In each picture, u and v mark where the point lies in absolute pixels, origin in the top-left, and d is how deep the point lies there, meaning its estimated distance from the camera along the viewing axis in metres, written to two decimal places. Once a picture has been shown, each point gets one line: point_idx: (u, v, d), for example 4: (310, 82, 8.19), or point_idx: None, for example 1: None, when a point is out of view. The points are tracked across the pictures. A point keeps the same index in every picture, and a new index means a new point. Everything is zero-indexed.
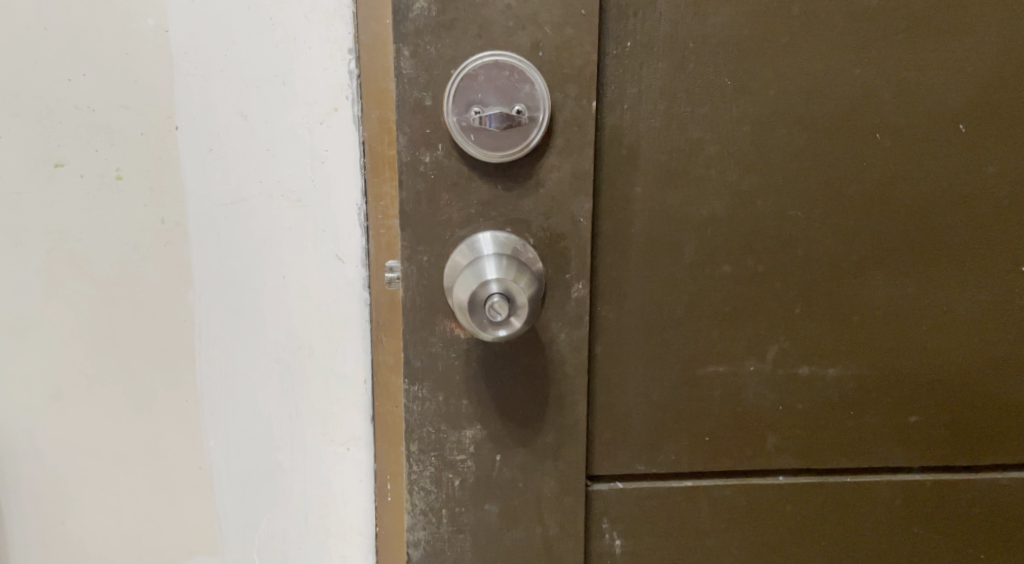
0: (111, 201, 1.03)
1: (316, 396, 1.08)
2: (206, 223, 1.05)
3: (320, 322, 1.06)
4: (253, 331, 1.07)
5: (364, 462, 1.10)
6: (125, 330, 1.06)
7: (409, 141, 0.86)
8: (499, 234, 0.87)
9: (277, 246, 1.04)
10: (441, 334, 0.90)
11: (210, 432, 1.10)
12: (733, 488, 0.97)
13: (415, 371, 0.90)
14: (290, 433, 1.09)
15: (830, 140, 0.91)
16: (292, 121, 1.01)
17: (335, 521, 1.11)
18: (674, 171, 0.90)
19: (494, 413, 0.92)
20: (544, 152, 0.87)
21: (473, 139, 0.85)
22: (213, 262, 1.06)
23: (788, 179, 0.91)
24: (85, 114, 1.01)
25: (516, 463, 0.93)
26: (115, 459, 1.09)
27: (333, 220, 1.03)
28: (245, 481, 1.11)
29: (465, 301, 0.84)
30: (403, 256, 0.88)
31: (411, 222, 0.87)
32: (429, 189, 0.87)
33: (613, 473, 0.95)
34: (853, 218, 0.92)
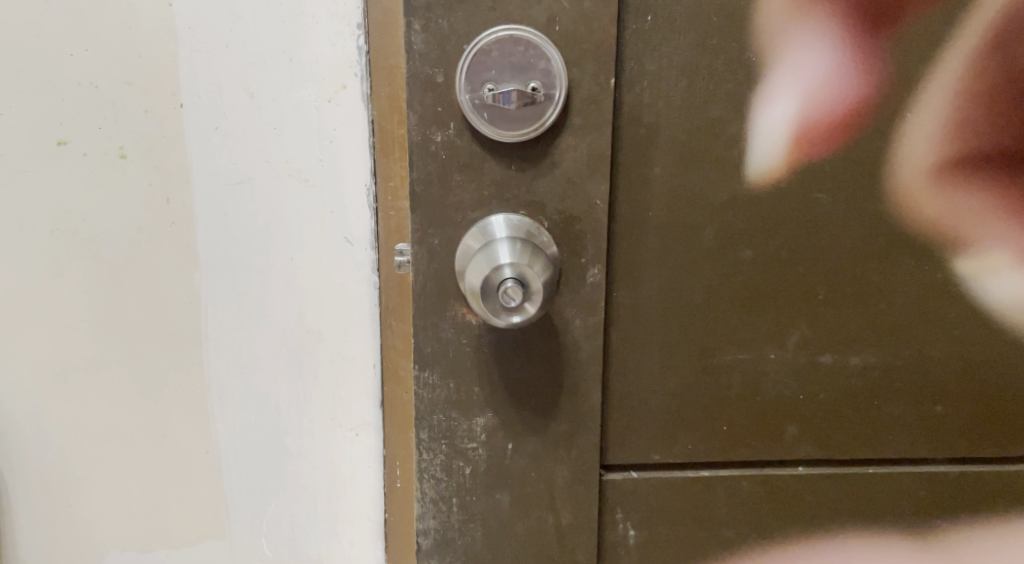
0: (115, 179, 1.00)
1: (324, 380, 1.06)
2: (214, 203, 1.01)
3: (328, 305, 1.03)
4: (260, 315, 1.04)
5: (373, 447, 1.08)
6: (130, 313, 1.04)
7: (421, 120, 0.83)
8: (513, 218, 0.85)
9: (286, 226, 1.01)
10: (452, 319, 0.87)
11: (218, 415, 1.08)
12: (751, 479, 0.94)
13: (425, 357, 0.88)
14: (298, 419, 1.07)
15: (859, 119, 0.87)
16: (300, 99, 0.98)
17: (344, 507, 1.09)
18: (695, 151, 0.87)
19: (506, 400, 0.89)
20: (560, 132, 0.84)
21: (486, 117, 0.82)
22: (220, 243, 1.03)
23: (814, 158, 0.88)
24: (88, 90, 0.98)
25: (529, 451, 0.90)
26: (121, 444, 1.08)
27: (341, 201, 1.00)
28: (252, 466, 1.09)
29: (477, 286, 0.81)
30: (414, 239, 0.85)
31: (422, 204, 0.84)
32: (441, 169, 0.84)
33: (627, 461, 0.93)
34: (880, 199, 0.89)
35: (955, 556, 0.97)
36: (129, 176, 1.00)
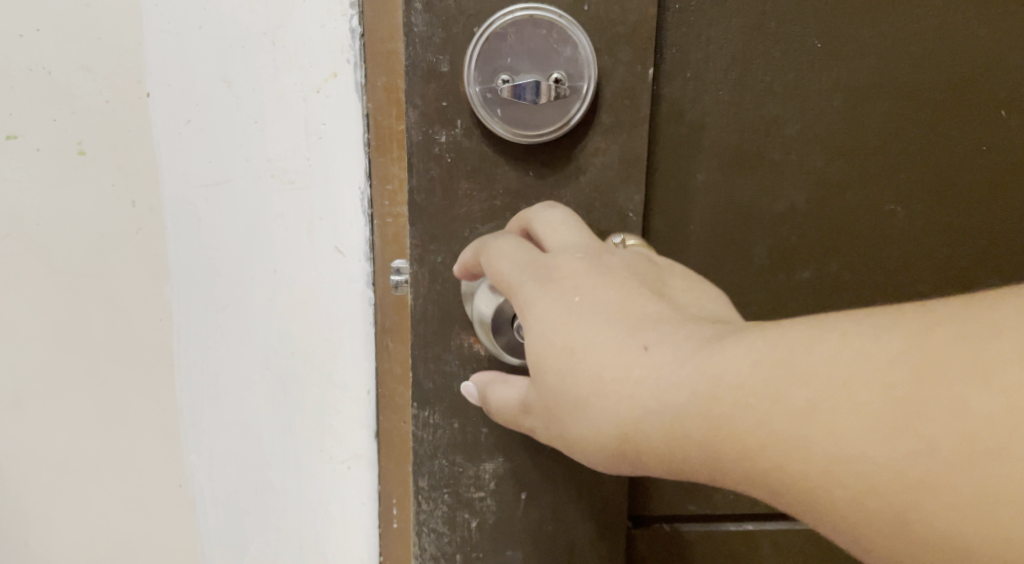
0: (75, 179, 0.86)
1: (311, 413, 0.90)
2: (187, 205, 0.88)
3: (316, 324, 0.88)
4: (240, 335, 0.90)
5: (366, 482, 0.91)
6: (91, 335, 0.90)
7: (421, 116, 0.69)
8: None
9: (267, 232, 0.87)
10: (457, 351, 0.74)
11: (192, 446, 0.94)
12: (800, 535, 0.88)
13: (425, 394, 0.75)
14: (282, 456, 0.92)
15: (942, 115, 0.78)
16: (283, 88, 0.84)
17: (334, 549, 0.93)
18: (745, 155, 0.77)
19: (520, 442, 0.76)
20: (586, 131, 0.70)
21: (500, 115, 0.68)
22: (193, 250, 0.89)
23: (885, 159, 0.78)
24: (41, 77, 0.83)
25: (545, 502, 0.78)
26: (80, 483, 0.94)
27: (332, 206, 0.85)
28: (232, 501, 0.95)
29: (490, 315, 0.71)
30: (413, 256, 0.72)
31: (422, 216, 0.71)
32: (445, 176, 0.70)
33: (663, 514, 0.85)
34: (942, 174, 0.79)
35: None
36: (90, 177, 0.86)
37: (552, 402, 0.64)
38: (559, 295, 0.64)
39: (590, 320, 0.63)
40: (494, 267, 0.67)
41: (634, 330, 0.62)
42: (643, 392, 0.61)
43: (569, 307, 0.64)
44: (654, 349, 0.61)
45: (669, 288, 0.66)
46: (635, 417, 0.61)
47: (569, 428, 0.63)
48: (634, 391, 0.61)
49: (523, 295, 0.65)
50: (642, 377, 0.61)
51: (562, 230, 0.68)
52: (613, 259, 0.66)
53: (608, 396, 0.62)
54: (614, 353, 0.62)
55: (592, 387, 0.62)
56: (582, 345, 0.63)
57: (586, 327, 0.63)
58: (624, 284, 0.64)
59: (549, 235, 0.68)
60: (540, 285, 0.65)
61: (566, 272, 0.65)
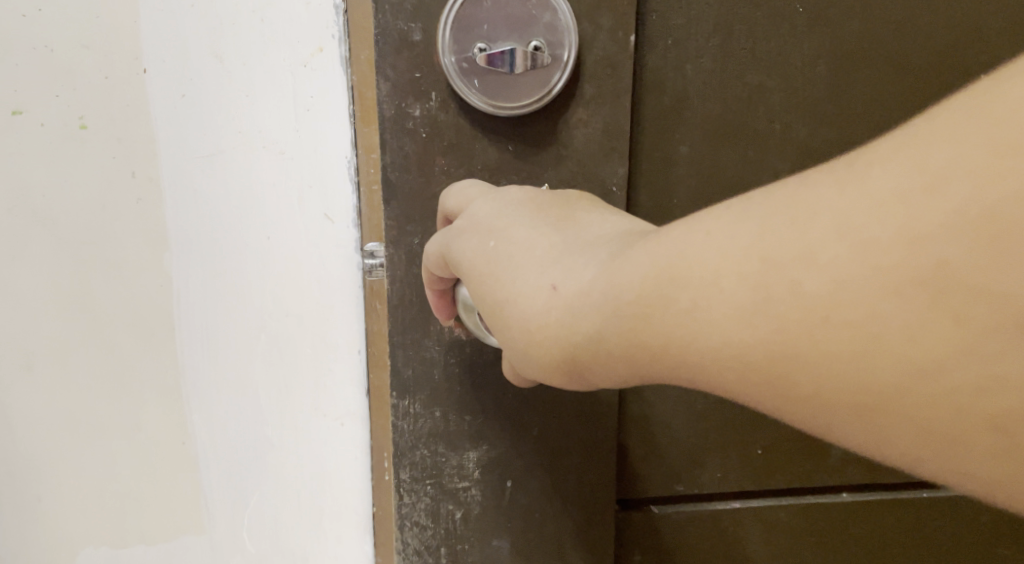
0: (80, 158, 0.73)
1: (308, 400, 0.77)
2: (178, 178, 0.74)
3: (306, 286, 0.76)
4: (228, 291, 0.76)
5: (359, 443, 0.78)
6: (78, 346, 0.76)
7: (394, 90, 0.64)
8: (459, 185, 0.65)
9: (258, 198, 0.74)
10: (437, 336, 0.71)
11: (191, 402, 0.78)
12: (789, 510, 0.86)
13: (405, 383, 0.71)
14: (283, 454, 0.78)
15: (923, 85, 0.78)
16: (271, 65, 0.73)
17: (328, 500, 0.79)
18: (730, 127, 0.76)
19: (504, 428, 0.74)
20: (566, 102, 0.67)
21: (477, 86, 0.64)
22: (190, 222, 0.75)
23: (861, 128, 0.78)
24: (43, 55, 0.72)
25: (532, 488, 0.75)
26: (74, 520, 0.79)
27: (319, 172, 0.74)
28: (227, 463, 0.79)
29: (472, 304, 0.63)
30: (389, 238, 0.67)
31: (398, 195, 0.66)
32: (420, 152, 0.65)
33: (651, 495, 0.83)
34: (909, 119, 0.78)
35: None
36: (91, 158, 0.73)
37: (515, 358, 0.59)
38: (473, 247, 0.60)
39: (509, 267, 0.58)
40: (428, 257, 0.63)
41: (540, 270, 0.57)
42: (568, 331, 0.56)
43: (485, 259, 0.59)
44: (563, 287, 0.56)
45: (577, 217, 0.60)
46: (587, 355, 0.56)
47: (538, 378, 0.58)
48: (565, 326, 0.56)
49: (452, 260, 0.61)
50: (570, 316, 0.56)
51: (472, 192, 0.63)
52: (519, 197, 0.61)
53: (539, 345, 0.57)
54: (530, 300, 0.57)
55: (525, 338, 0.57)
56: (507, 297, 0.58)
57: (506, 274, 0.58)
58: (532, 219, 0.59)
59: (464, 204, 0.63)
60: (457, 241, 0.61)
61: (481, 220, 0.60)
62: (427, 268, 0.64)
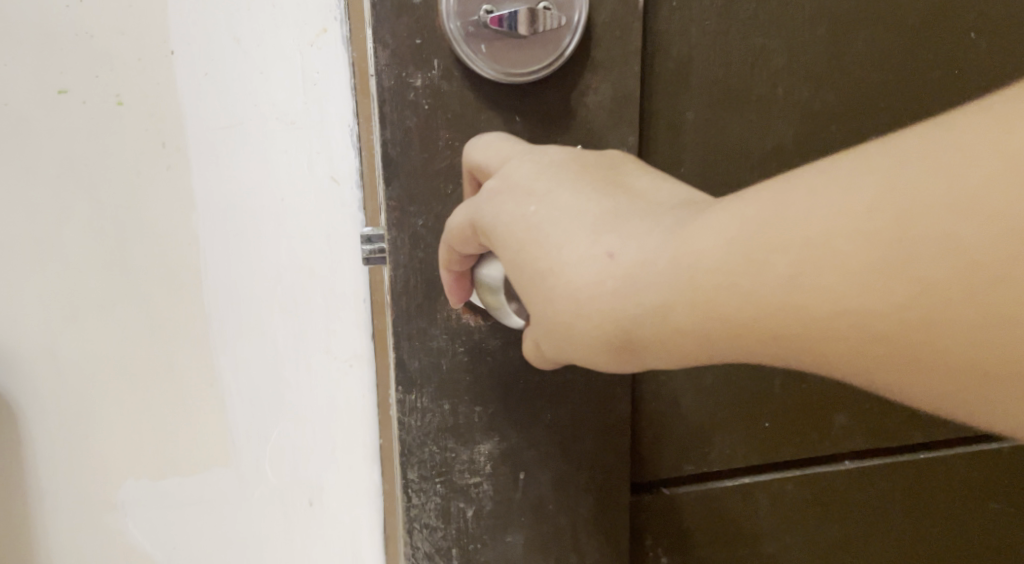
0: (117, 133, 0.77)
1: (321, 340, 0.82)
2: (201, 147, 0.78)
3: (316, 240, 0.80)
4: (247, 242, 0.80)
5: (366, 383, 0.83)
6: (110, 292, 0.80)
7: (393, 58, 0.60)
8: (479, 139, 0.60)
9: (270, 162, 0.79)
10: (444, 324, 0.66)
11: (218, 348, 0.82)
12: (796, 483, 0.84)
13: (411, 376, 0.66)
14: (299, 393, 0.83)
15: (920, 44, 0.76)
16: (281, 43, 0.77)
17: (340, 435, 0.84)
18: (734, 92, 0.73)
19: (515, 417, 0.69)
20: (574, 69, 0.63)
21: (485, 52, 0.60)
22: (211, 184, 0.79)
23: (861, 91, 0.76)
24: (85, 42, 0.76)
25: (546, 479, 0.71)
26: (106, 454, 0.83)
27: (326, 140, 0.79)
28: (252, 403, 0.83)
29: (502, 280, 0.60)
30: (390, 220, 0.62)
31: (399, 173, 0.61)
32: (423, 125, 0.61)
33: (661, 477, 0.80)
34: (907, 80, 0.76)
35: (995, 539, 0.91)
36: (126, 132, 0.77)
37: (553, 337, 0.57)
38: (512, 215, 0.57)
39: (555, 233, 0.56)
40: (453, 227, 0.59)
41: (592, 236, 0.55)
42: (620, 300, 0.55)
43: (528, 226, 0.56)
44: (621, 255, 0.55)
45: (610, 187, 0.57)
46: (638, 327, 0.55)
47: (573, 353, 0.57)
48: (619, 300, 0.55)
49: (485, 226, 0.58)
50: (624, 284, 0.54)
51: (498, 151, 0.59)
52: (556, 158, 0.58)
53: (587, 316, 0.55)
54: (582, 268, 0.55)
55: (572, 310, 0.55)
56: (554, 265, 0.56)
57: (551, 241, 0.56)
58: (577, 181, 0.57)
59: (490, 165, 0.59)
60: (491, 205, 0.57)
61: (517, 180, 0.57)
62: (450, 245, 0.60)
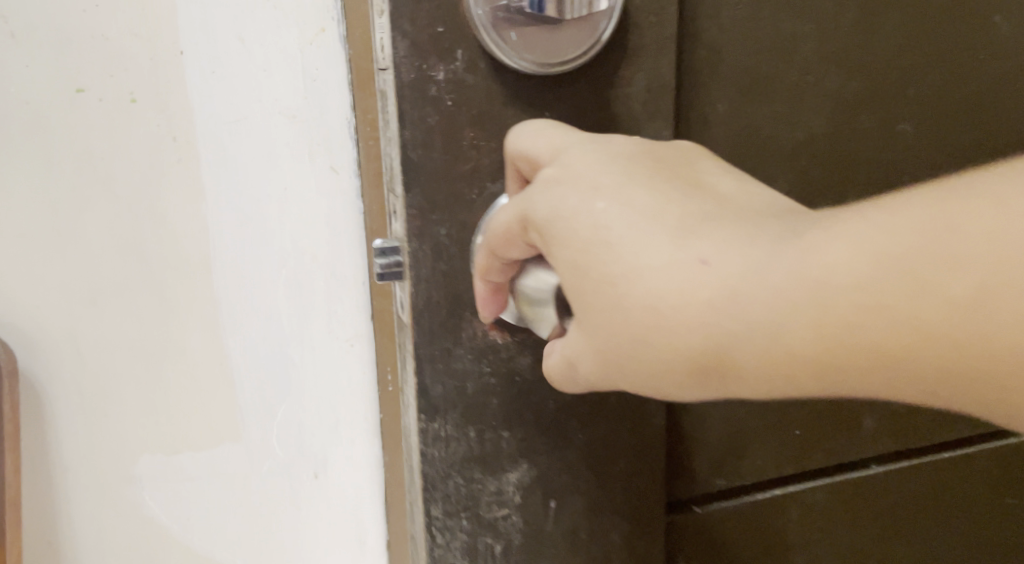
0: (130, 130, 0.72)
1: (324, 319, 0.76)
2: (209, 144, 0.72)
3: (315, 225, 0.74)
4: (248, 223, 0.74)
5: (366, 364, 0.77)
6: (126, 273, 0.76)
7: (413, 48, 0.54)
8: (522, 125, 0.55)
9: (271, 151, 0.72)
10: (469, 343, 0.60)
11: (228, 329, 0.77)
12: (827, 491, 0.79)
13: (434, 403, 0.60)
14: (303, 377, 0.77)
15: (948, 26, 0.71)
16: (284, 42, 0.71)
17: (343, 407, 0.78)
18: (764, 80, 0.67)
19: (545, 441, 0.63)
20: (607, 58, 0.57)
21: (515, 40, 0.54)
22: (219, 175, 0.73)
23: (891, 77, 0.71)
24: (100, 43, 0.71)
25: (579, 507, 0.65)
26: (121, 430, 0.79)
27: (326, 134, 0.72)
28: (261, 385, 0.78)
29: (555, 288, 0.54)
30: (411, 229, 0.56)
31: (421, 176, 0.55)
32: (446, 123, 0.55)
33: (691, 494, 0.74)
34: (936, 65, 0.72)
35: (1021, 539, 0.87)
36: (138, 130, 0.72)
37: (610, 363, 0.53)
38: (576, 210, 0.52)
39: (629, 233, 0.51)
40: (496, 227, 0.55)
41: (680, 240, 0.50)
42: (707, 312, 0.50)
43: (593, 226, 0.52)
44: (716, 262, 0.50)
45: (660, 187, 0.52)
46: (724, 346, 0.50)
47: (636, 375, 0.52)
48: (708, 314, 0.50)
49: (540, 223, 0.53)
50: (718, 298, 0.50)
51: (548, 138, 0.54)
52: (624, 150, 0.53)
53: (668, 327, 0.51)
54: (666, 273, 0.50)
55: (649, 321, 0.51)
56: (629, 270, 0.51)
57: (626, 243, 0.51)
58: (653, 178, 0.52)
59: (539, 155, 0.54)
60: (551, 199, 0.53)
61: (581, 171, 0.52)
62: (489, 248, 0.55)
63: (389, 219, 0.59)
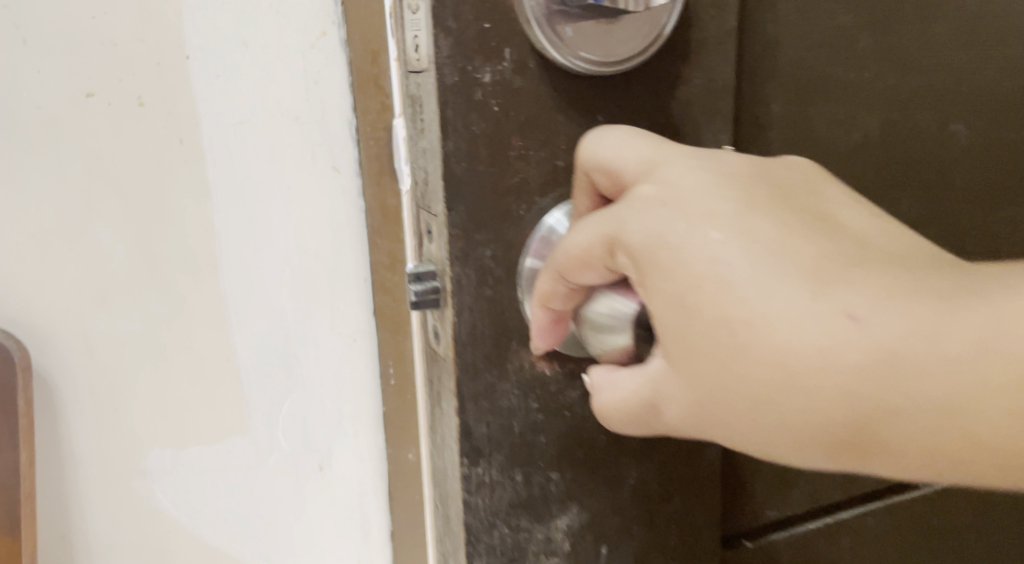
0: (137, 134, 0.70)
1: (327, 313, 0.76)
2: (214, 147, 0.71)
3: (318, 220, 0.74)
4: (249, 220, 0.73)
5: (369, 358, 0.77)
6: (129, 275, 0.73)
7: (456, 47, 0.48)
8: (597, 134, 0.50)
9: (273, 149, 0.72)
10: (516, 376, 0.53)
11: (234, 326, 0.75)
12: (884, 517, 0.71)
13: (478, 445, 0.53)
14: (307, 371, 0.77)
15: (1006, 20, 0.66)
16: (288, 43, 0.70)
17: (349, 406, 0.78)
18: (817, 78, 0.62)
19: (596, 483, 0.57)
20: (663, 58, 0.53)
21: (572, 37, 0.49)
22: (223, 171, 0.72)
23: (949, 75, 0.65)
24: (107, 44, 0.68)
25: (632, 553, 0.58)
26: (129, 433, 0.76)
27: (330, 136, 0.73)
28: (265, 383, 0.77)
29: (633, 314, 0.50)
30: (454, 250, 0.51)
31: (464, 191, 0.50)
32: (492, 131, 0.50)
33: (739, 525, 0.67)
34: (993, 62, 0.67)
35: None
36: (144, 134, 0.70)
37: (705, 418, 0.47)
38: (686, 238, 0.46)
39: (758, 273, 0.45)
40: (574, 248, 0.49)
41: (823, 286, 0.45)
42: (850, 371, 0.44)
43: (710, 260, 0.46)
44: (867, 317, 0.44)
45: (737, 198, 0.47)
46: (864, 416, 0.45)
47: (745, 434, 0.47)
48: (851, 375, 0.45)
49: (633, 248, 0.47)
50: (867, 359, 0.44)
51: (637, 150, 0.49)
52: (738, 172, 0.48)
53: (799, 384, 0.45)
54: (805, 322, 0.45)
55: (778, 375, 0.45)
56: (758, 317, 0.45)
57: (756, 286, 0.45)
58: (780, 210, 0.47)
59: (624, 166, 0.49)
60: (653, 223, 0.47)
61: (693, 195, 0.47)
62: (558, 271, 0.50)
63: (421, 241, 0.53)
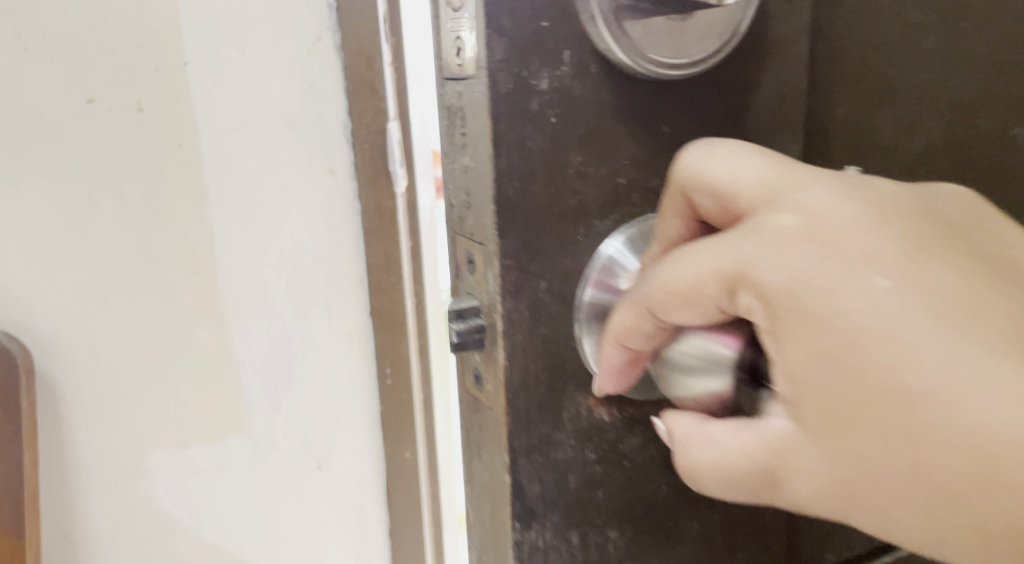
0: (135, 141, 0.64)
1: (325, 315, 0.70)
2: (213, 153, 0.65)
3: (316, 221, 0.68)
4: (242, 216, 0.67)
5: (367, 360, 0.72)
6: (119, 284, 0.66)
7: (511, 49, 0.42)
8: (703, 146, 0.43)
9: (269, 147, 0.66)
10: (571, 425, 0.47)
11: (230, 329, 0.68)
12: None
13: (530, 506, 0.46)
14: (304, 377, 0.71)
15: None
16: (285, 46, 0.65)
17: (346, 408, 0.73)
18: (876, 81, 0.53)
19: (658, 541, 0.50)
20: (736, 60, 0.46)
21: (643, 35, 0.43)
22: (217, 169, 0.65)
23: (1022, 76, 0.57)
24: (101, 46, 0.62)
25: None
26: (129, 435, 0.69)
27: (328, 141, 0.67)
28: (261, 385, 0.71)
29: (733, 359, 0.43)
30: (504, 283, 0.44)
31: (516, 215, 0.43)
32: (548, 145, 0.43)
33: None
34: None
35: None
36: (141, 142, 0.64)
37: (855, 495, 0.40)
38: (849, 287, 0.39)
39: (949, 336, 0.38)
40: (677, 282, 0.42)
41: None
42: None
43: (878, 315, 0.39)
44: None
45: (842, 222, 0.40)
46: None
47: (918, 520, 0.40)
48: None
49: (757, 287, 0.40)
50: None
51: (756, 171, 0.42)
52: (899, 208, 0.41)
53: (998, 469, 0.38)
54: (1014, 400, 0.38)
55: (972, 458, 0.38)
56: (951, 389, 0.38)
57: (948, 352, 0.38)
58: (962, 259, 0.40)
59: (740, 188, 0.42)
60: (796, 265, 0.40)
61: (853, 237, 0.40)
62: (648, 307, 0.42)
63: (458, 274, 0.46)
